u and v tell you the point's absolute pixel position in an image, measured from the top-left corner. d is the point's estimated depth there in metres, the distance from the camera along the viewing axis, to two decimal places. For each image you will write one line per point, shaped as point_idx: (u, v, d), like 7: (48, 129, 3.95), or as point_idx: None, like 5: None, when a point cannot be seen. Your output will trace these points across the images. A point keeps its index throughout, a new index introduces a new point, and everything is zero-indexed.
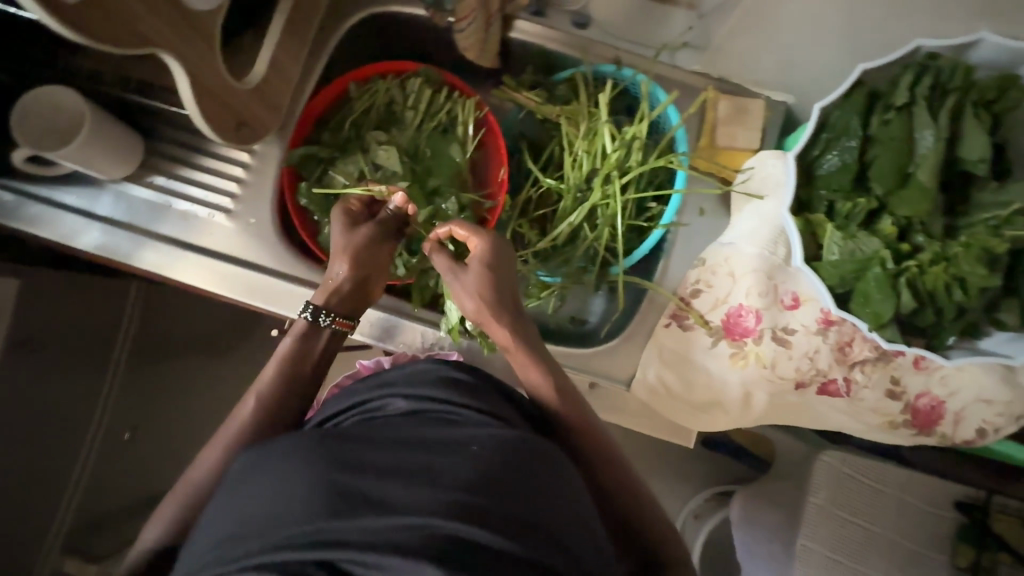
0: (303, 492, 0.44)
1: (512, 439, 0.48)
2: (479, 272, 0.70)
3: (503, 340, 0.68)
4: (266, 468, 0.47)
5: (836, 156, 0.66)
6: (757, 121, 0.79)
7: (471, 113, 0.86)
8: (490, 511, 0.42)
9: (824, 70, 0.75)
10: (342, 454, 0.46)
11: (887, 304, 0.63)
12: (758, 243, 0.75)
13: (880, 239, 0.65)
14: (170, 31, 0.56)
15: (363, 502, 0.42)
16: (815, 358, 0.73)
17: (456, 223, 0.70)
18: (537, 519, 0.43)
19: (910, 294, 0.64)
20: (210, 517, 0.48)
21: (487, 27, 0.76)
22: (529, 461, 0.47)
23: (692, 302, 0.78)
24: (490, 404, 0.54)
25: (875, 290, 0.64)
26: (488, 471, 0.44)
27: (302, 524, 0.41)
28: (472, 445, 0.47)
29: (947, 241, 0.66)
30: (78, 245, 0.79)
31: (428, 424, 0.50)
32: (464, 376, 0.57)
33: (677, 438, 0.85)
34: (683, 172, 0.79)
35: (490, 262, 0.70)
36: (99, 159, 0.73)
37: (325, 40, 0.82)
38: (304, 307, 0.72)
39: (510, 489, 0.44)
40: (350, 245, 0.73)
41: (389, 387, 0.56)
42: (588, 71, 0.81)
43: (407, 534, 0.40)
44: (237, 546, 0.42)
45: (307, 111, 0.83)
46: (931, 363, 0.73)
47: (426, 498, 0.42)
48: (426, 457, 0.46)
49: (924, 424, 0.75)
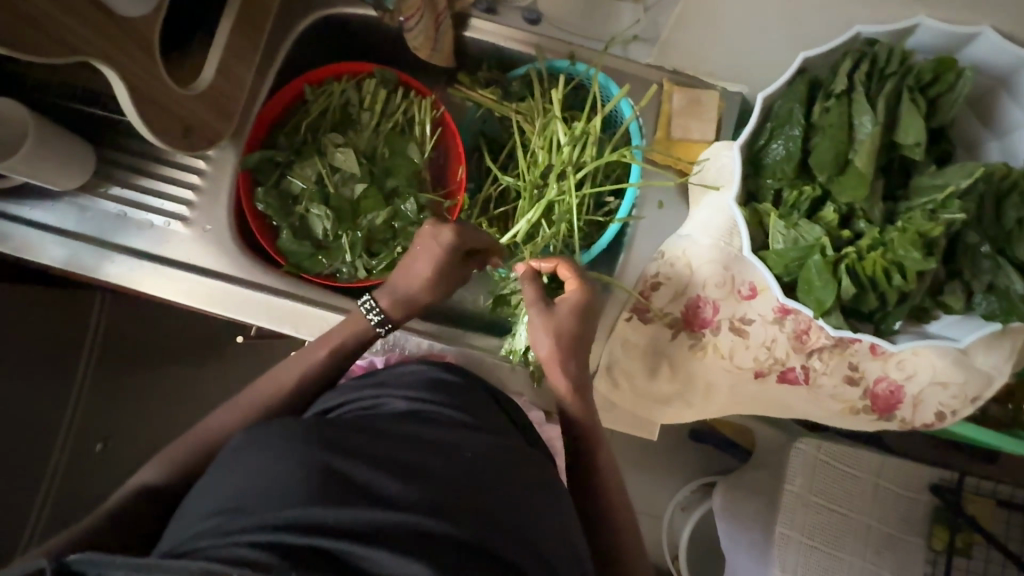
0: (300, 473, 0.44)
1: (502, 448, 0.51)
2: (565, 319, 0.68)
3: (562, 387, 0.68)
4: (261, 442, 0.47)
5: (781, 145, 0.67)
6: (712, 112, 0.80)
7: (427, 112, 0.85)
8: (475, 514, 0.44)
9: (773, 59, 0.75)
10: (339, 439, 0.47)
11: (828, 291, 0.63)
12: (713, 234, 0.75)
13: (821, 227, 0.65)
14: (101, 39, 0.55)
15: (357, 491, 0.44)
16: (772, 347, 0.74)
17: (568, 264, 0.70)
18: (517, 522, 0.45)
19: (850, 279, 0.64)
20: (197, 489, 0.48)
21: (436, 25, 0.76)
22: (517, 471, 0.50)
23: (650, 296, 0.77)
24: (481, 408, 0.56)
25: (817, 278, 0.64)
26: (477, 477, 0.47)
27: (296, 506, 0.42)
28: (465, 450, 0.49)
29: (886, 226, 0.66)
30: (35, 258, 0.79)
31: (423, 423, 0.52)
32: (458, 380, 0.59)
33: (641, 431, 0.84)
34: (638, 165, 0.78)
35: (583, 310, 0.69)
36: (48, 170, 0.73)
37: (276, 43, 0.82)
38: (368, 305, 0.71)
39: (496, 495, 0.46)
40: (447, 269, 0.73)
41: (384, 387, 0.58)
42: (542, 67, 0.81)
43: (396, 529, 0.42)
44: (233, 523, 0.42)
45: (261, 115, 0.83)
46: (887, 348, 0.73)
47: (417, 495, 0.44)
48: (420, 454, 0.48)
49: (883, 409, 0.76)
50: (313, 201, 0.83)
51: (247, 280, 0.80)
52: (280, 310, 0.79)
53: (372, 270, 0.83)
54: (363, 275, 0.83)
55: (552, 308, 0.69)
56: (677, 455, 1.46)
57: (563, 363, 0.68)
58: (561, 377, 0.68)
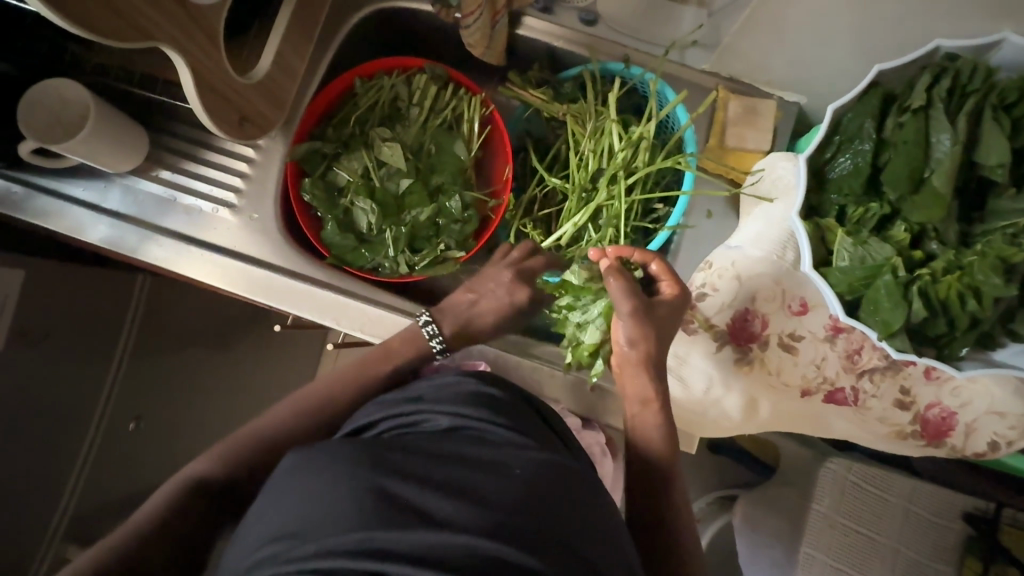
0: (353, 499, 0.44)
1: (553, 464, 0.49)
2: (661, 320, 0.67)
3: (645, 391, 0.66)
4: (311, 466, 0.47)
5: (848, 159, 0.65)
6: (768, 122, 0.78)
7: (477, 111, 0.85)
8: (531, 534, 0.43)
9: (838, 71, 0.73)
10: (388, 462, 0.47)
11: (898, 314, 0.61)
12: (765, 247, 0.73)
13: (892, 246, 0.63)
14: (171, 23, 0.55)
15: (410, 514, 0.43)
16: (821, 365, 0.72)
17: (664, 260, 0.68)
18: (572, 541, 0.44)
19: (922, 302, 0.61)
20: (248, 515, 0.47)
21: (493, 24, 0.75)
22: (570, 486, 0.48)
23: (697, 306, 0.75)
24: (527, 425, 0.55)
25: (885, 298, 0.61)
26: (531, 495, 0.46)
27: (352, 533, 0.41)
28: (515, 468, 0.48)
29: (962, 249, 0.64)
30: (84, 238, 0.80)
31: (468, 440, 0.51)
32: (501, 394, 0.57)
33: (679, 443, 0.83)
34: (691, 174, 0.77)
35: (677, 308, 0.68)
36: (104, 153, 0.73)
37: (331, 35, 0.82)
38: (426, 322, 0.72)
39: (551, 513, 0.45)
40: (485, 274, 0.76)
41: (425, 399, 0.57)
42: (596, 69, 0.80)
43: (454, 553, 0.41)
44: (289, 549, 0.42)
45: (312, 105, 0.82)
46: (941, 373, 0.71)
47: (473, 517, 0.43)
48: (469, 473, 0.47)
49: (933, 436, 0.74)
50: (359, 195, 0.83)
51: (290, 270, 0.80)
52: (321, 303, 0.79)
53: (414, 266, 0.83)
54: (404, 270, 0.82)
55: (649, 309, 0.66)
56: (695, 466, 1.43)
57: (652, 366, 0.66)
58: (644, 380, 0.66)
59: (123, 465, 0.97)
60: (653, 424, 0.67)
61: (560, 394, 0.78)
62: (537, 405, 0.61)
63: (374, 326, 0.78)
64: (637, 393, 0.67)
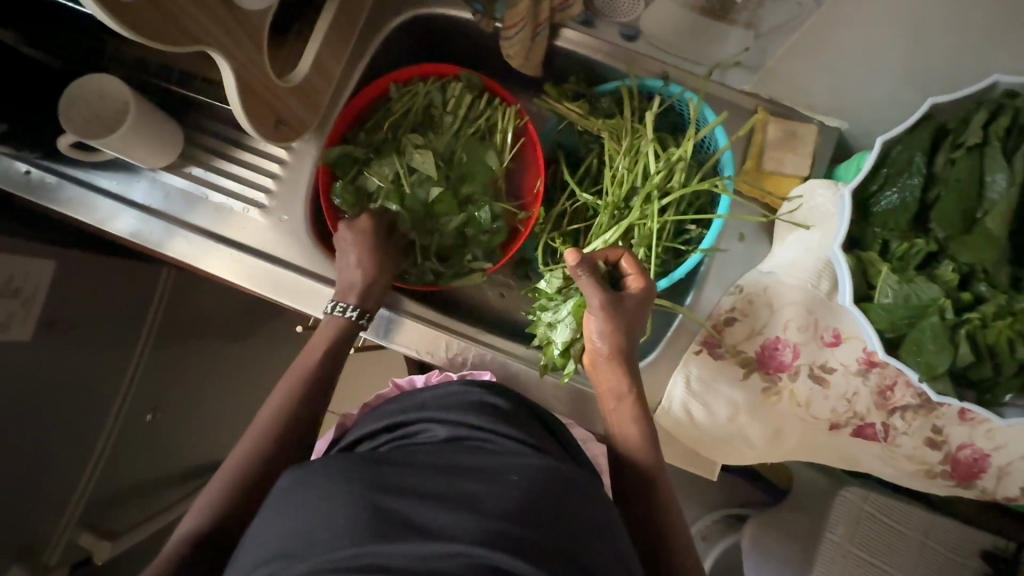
0: (349, 512, 0.43)
1: (552, 469, 0.48)
2: (631, 314, 0.67)
3: (619, 385, 0.67)
4: (309, 483, 0.47)
5: (896, 193, 0.64)
6: (807, 147, 0.77)
7: (511, 122, 0.84)
8: (529, 543, 0.41)
9: (884, 99, 0.72)
10: (385, 476, 0.46)
11: (943, 356, 0.60)
12: (800, 275, 0.72)
13: (940, 286, 0.62)
14: (218, 27, 0.55)
15: (406, 526, 0.42)
16: (852, 400, 0.70)
17: (632, 256, 0.68)
18: (578, 551, 0.42)
19: (969, 346, 0.60)
20: (251, 533, 0.47)
21: (534, 35, 0.74)
22: (571, 493, 0.46)
23: (724, 330, 0.75)
24: (527, 433, 0.54)
25: (930, 340, 0.61)
26: (529, 500, 0.44)
27: (347, 547, 0.40)
28: (511, 474, 0.46)
29: (1014, 293, 0.63)
30: (114, 230, 0.80)
31: (466, 450, 0.50)
32: (499, 403, 0.58)
33: (700, 469, 0.82)
34: (728, 197, 0.76)
35: (642, 303, 0.68)
36: (139, 149, 0.74)
37: (368, 39, 0.81)
38: (333, 304, 0.74)
39: (550, 520, 0.43)
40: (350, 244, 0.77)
41: (424, 411, 0.57)
42: (634, 84, 0.79)
43: (450, 564, 0.39)
44: (287, 565, 0.41)
45: (346, 110, 0.82)
46: (976, 415, 0.69)
47: (468, 526, 0.41)
48: (467, 483, 0.46)
49: (963, 477, 0.72)
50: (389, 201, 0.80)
51: (316, 273, 0.81)
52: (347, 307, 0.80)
53: (439, 277, 0.83)
54: (429, 280, 0.82)
55: (615, 305, 0.66)
56: (704, 485, 1.41)
57: (624, 360, 0.67)
58: (617, 374, 0.67)
59: (138, 455, 0.96)
60: (631, 416, 0.67)
61: (577, 411, 0.78)
62: (540, 414, 0.61)
63: (401, 332, 0.80)
64: (611, 387, 0.68)
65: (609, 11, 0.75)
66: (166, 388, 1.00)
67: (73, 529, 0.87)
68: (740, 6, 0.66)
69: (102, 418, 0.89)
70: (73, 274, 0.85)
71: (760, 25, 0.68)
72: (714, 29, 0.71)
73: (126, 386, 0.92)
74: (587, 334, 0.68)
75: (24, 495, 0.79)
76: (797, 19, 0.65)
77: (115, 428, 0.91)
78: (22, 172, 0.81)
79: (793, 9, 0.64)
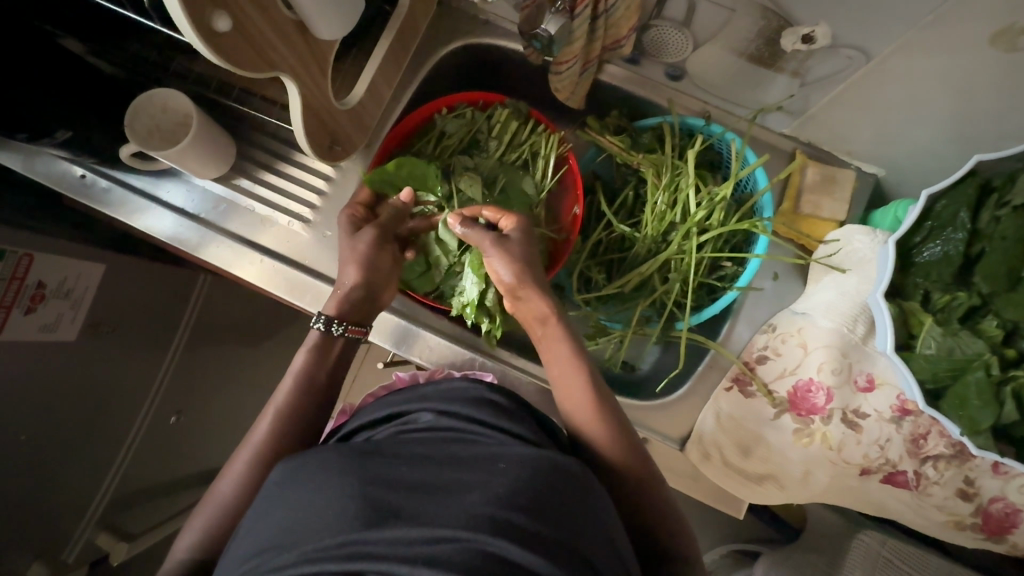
0: (339, 503, 0.44)
1: (542, 458, 0.47)
2: (521, 241, 0.69)
3: (541, 309, 0.67)
4: (297, 477, 0.48)
5: (939, 246, 0.66)
6: (845, 193, 0.79)
7: (554, 149, 0.85)
8: (516, 523, 0.41)
9: (925, 150, 0.73)
10: (377, 471, 0.47)
11: (986, 413, 0.61)
12: (836, 318, 0.72)
13: (984, 341, 0.65)
14: (292, 53, 0.57)
15: (393, 516, 0.42)
16: (885, 446, 0.70)
17: (487, 203, 0.71)
18: (573, 543, 0.42)
19: (1015, 404, 0.62)
20: (240, 528, 0.48)
21: (583, 71, 0.76)
22: (565, 484, 0.46)
23: (756, 368, 0.76)
24: (522, 427, 0.53)
25: (975, 395, 0.62)
26: (519, 485, 0.44)
27: (334, 537, 0.41)
28: (501, 462, 0.47)
29: None
30: (159, 235, 0.83)
31: (458, 443, 0.50)
32: (499, 399, 0.56)
33: (726, 505, 0.81)
34: (766, 238, 0.78)
35: (526, 231, 0.70)
36: (195, 161, 0.76)
37: (420, 66, 0.84)
38: (316, 317, 0.71)
39: (540, 505, 0.43)
40: (354, 251, 0.72)
41: (423, 400, 0.57)
42: (675, 122, 0.81)
43: (436, 547, 0.39)
44: (276, 556, 0.42)
45: (395, 130, 0.83)
46: (1011, 469, 0.68)
47: (455, 513, 0.42)
48: (458, 474, 0.46)
49: (994, 531, 0.71)
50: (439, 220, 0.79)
51: None
52: (382, 323, 0.81)
53: None
54: None
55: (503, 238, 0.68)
56: (713, 515, 1.37)
57: (533, 282, 0.66)
58: (535, 299, 0.67)
59: (161, 457, 0.96)
60: (559, 351, 0.66)
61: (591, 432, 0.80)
62: (538, 415, 0.59)
63: (437, 353, 0.81)
64: (535, 312, 0.67)
65: (656, 51, 0.76)
66: (189, 393, 0.99)
67: (91, 529, 0.87)
68: (790, 55, 0.67)
69: (132, 419, 0.89)
70: (117, 278, 0.86)
71: (807, 74, 0.70)
72: (760, 75, 0.73)
73: (155, 388, 0.92)
74: (495, 275, 0.68)
75: (53, 494, 0.79)
76: (845, 70, 0.66)
77: (139, 433, 0.90)
78: (77, 176, 0.84)
79: (842, 62, 0.65)
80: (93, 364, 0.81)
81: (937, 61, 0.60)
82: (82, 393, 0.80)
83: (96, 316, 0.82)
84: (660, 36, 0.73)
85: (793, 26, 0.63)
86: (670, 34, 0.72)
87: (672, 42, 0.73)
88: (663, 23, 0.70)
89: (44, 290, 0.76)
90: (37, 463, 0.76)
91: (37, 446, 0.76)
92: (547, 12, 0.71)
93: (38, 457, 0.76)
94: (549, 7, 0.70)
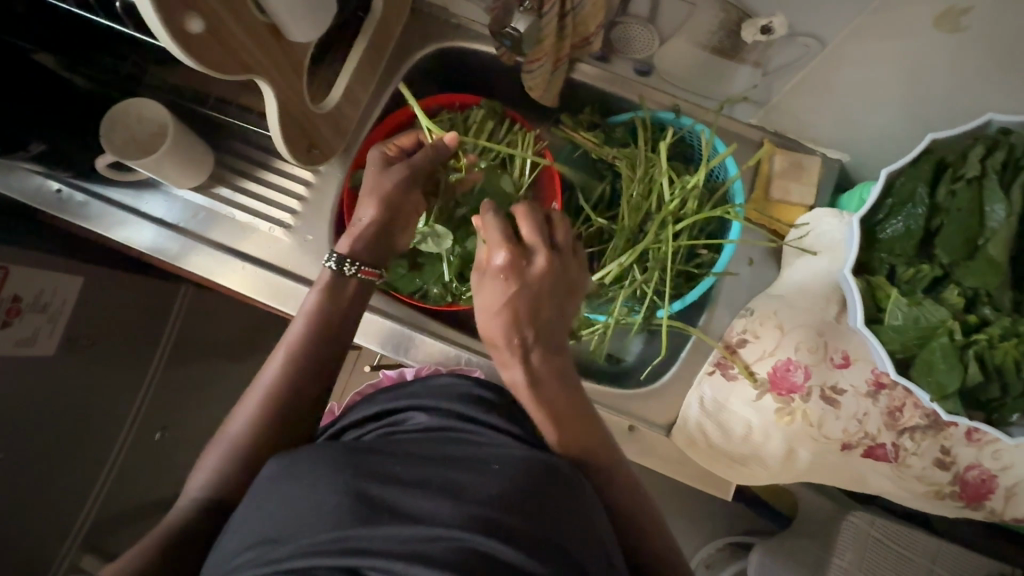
0: (331, 499, 0.44)
1: (534, 461, 0.48)
2: (537, 291, 0.60)
3: (512, 375, 0.61)
4: (290, 472, 0.47)
5: (901, 222, 0.69)
6: (812, 177, 0.82)
7: (530, 147, 0.85)
8: (508, 525, 0.41)
9: (886, 133, 0.76)
10: (370, 465, 0.47)
11: (953, 377, 0.65)
12: (808, 299, 0.75)
13: (947, 308, 0.67)
14: (265, 55, 0.58)
15: (387, 512, 0.43)
16: (863, 420, 0.71)
17: (484, 221, 0.61)
18: (563, 540, 0.43)
19: (979, 367, 0.65)
20: (231, 522, 0.47)
21: (554, 69, 0.78)
22: (556, 489, 0.47)
23: (737, 351, 0.77)
24: (516, 428, 0.54)
25: (941, 361, 0.65)
26: (511, 486, 0.45)
27: (328, 532, 0.41)
28: (494, 463, 0.48)
29: (1017, 315, 0.67)
30: (138, 247, 0.82)
31: (448, 443, 0.51)
32: (487, 396, 0.57)
33: (715, 488, 0.82)
34: (739, 223, 0.80)
35: (525, 278, 0.60)
36: (172, 169, 0.76)
37: (394, 69, 0.85)
38: (328, 256, 0.70)
39: (531, 506, 0.44)
40: (379, 188, 0.71)
41: (413, 400, 0.57)
42: (647, 116, 0.83)
43: (430, 545, 0.40)
44: (271, 550, 0.42)
45: (373, 134, 0.83)
46: (984, 436, 0.70)
47: (449, 510, 0.42)
48: (451, 472, 0.46)
49: (972, 497, 0.73)
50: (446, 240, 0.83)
51: None
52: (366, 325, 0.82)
53: (459, 296, 0.83)
54: (450, 299, 0.83)
55: (485, 284, 0.61)
56: (703, 505, 1.38)
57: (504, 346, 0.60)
58: (514, 367, 0.61)
59: (148, 473, 0.94)
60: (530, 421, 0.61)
61: None
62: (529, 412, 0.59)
63: (423, 351, 0.82)
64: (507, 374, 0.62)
65: (625, 48, 0.78)
66: (172, 406, 0.98)
67: (76, 551, 0.83)
68: (751, 46, 0.70)
69: (114, 435, 0.87)
70: (94, 291, 0.85)
71: (768, 64, 0.73)
72: (725, 67, 0.76)
73: (137, 402, 0.90)
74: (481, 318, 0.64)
75: (37, 515, 0.77)
76: (803, 58, 0.69)
77: (123, 448, 0.89)
78: (52, 191, 0.83)
79: (800, 50, 0.68)
80: (74, 377, 0.80)
81: (888, 43, 0.63)
82: (59, 408, 0.78)
83: (76, 330, 0.82)
84: (627, 32, 0.75)
85: (752, 17, 0.66)
86: (636, 31, 0.74)
87: (639, 38, 0.76)
88: (630, 20, 0.73)
89: (20, 304, 0.75)
90: (18, 481, 0.74)
91: (16, 465, 0.74)
92: (516, 11, 0.73)
93: (19, 475, 0.74)
94: (516, 7, 0.72)
